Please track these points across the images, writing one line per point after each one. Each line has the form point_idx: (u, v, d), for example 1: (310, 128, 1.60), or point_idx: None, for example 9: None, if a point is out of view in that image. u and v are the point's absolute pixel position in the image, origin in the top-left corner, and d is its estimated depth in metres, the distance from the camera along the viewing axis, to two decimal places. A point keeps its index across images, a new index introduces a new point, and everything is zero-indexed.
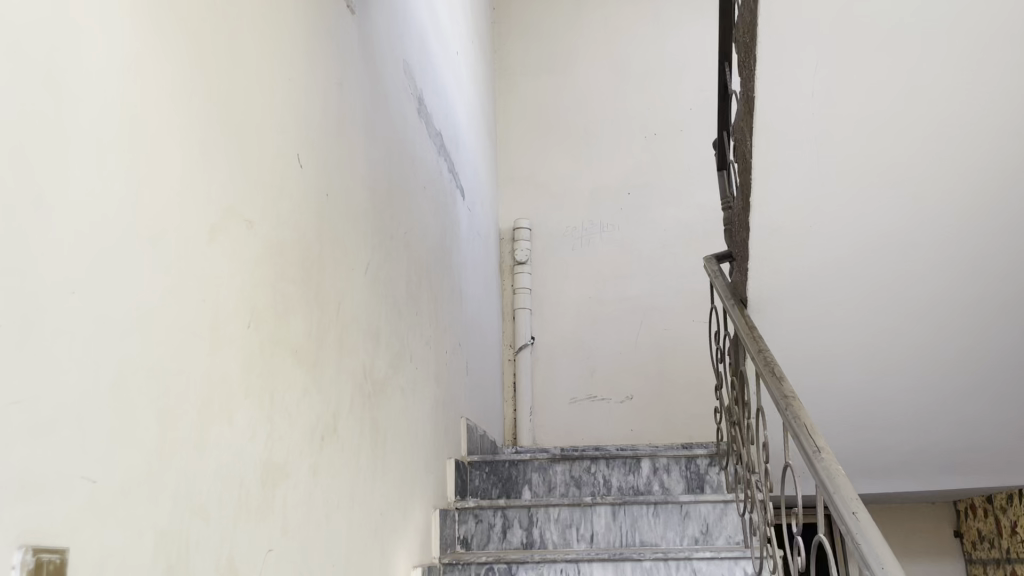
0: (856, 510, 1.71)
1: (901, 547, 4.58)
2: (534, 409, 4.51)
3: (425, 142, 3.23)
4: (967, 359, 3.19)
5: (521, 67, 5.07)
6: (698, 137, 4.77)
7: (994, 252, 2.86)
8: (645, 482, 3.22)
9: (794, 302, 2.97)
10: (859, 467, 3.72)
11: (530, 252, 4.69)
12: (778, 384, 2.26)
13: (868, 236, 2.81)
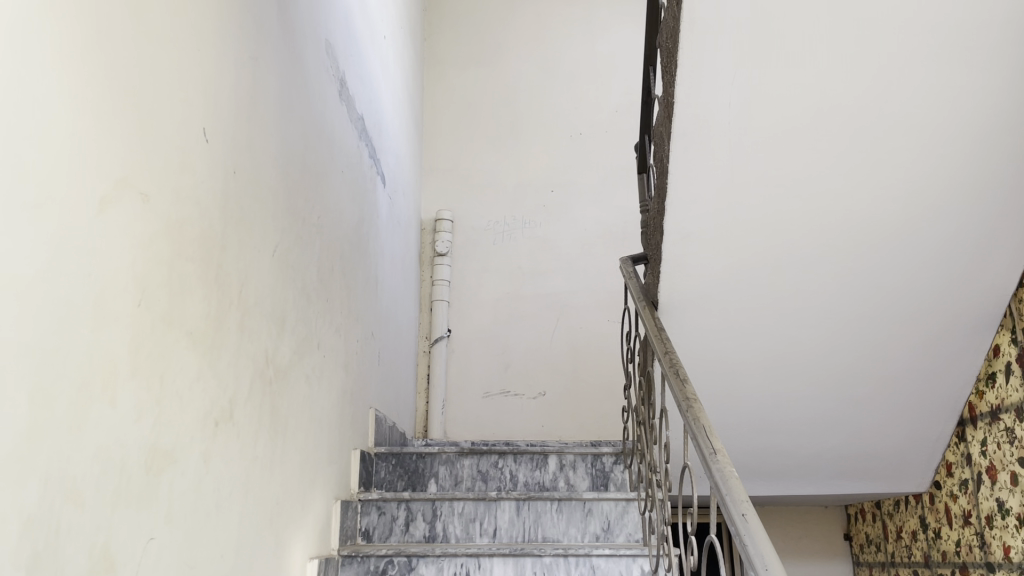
0: (745, 512, 1.74)
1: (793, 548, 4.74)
2: (446, 402, 4.47)
3: (345, 125, 3.16)
4: (864, 369, 3.31)
5: (451, 57, 5.03)
6: (622, 139, 4.83)
7: (897, 271, 2.94)
8: (550, 479, 3.24)
9: (704, 305, 3.04)
10: (759, 468, 3.83)
11: (451, 244, 4.66)
12: (681, 386, 2.29)
13: (778, 249, 2.86)
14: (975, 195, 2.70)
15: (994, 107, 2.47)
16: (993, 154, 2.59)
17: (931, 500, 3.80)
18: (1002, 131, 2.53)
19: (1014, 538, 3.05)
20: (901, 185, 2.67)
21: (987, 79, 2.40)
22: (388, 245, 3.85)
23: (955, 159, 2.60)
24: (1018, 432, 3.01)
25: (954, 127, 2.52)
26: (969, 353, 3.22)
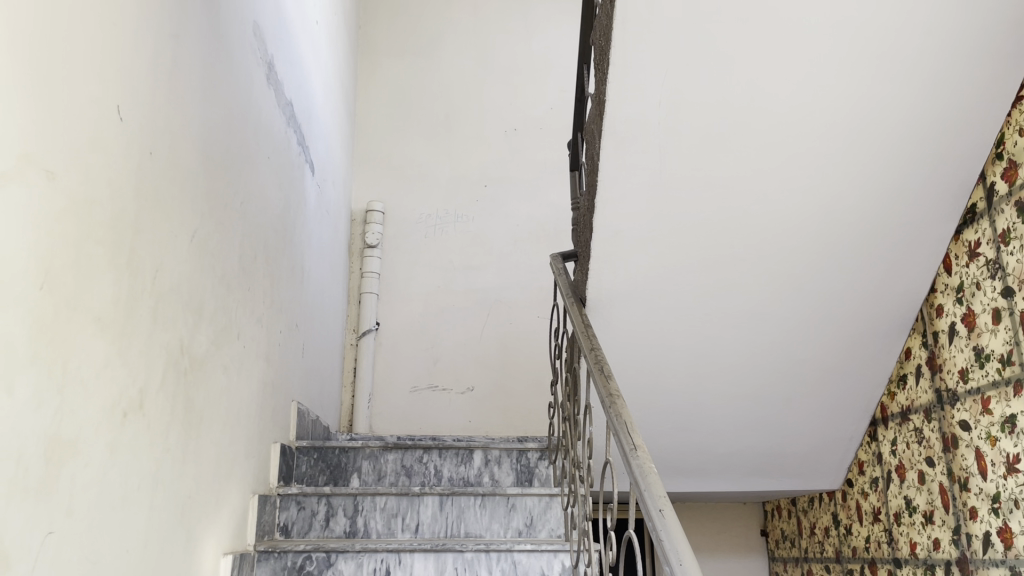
0: (662, 507, 1.75)
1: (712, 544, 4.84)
2: (373, 396, 4.40)
3: (272, 110, 3.08)
4: (783, 370, 3.39)
5: (386, 46, 4.96)
6: (555, 136, 4.85)
7: (818, 274, 3.01)
8: (475, 474, 3.22)
9: (630, 303, 3.06)
10: (680, 466, 3.88)
11: (381, 236, 4.59)
12: (605, 383, 2.31)
13: (703, 249, 2.90)
14: (891, 201, 2.78)
15: (910, 116, 2.55)
16: (909, 160, 2.67)
17: (843, 496, 3.92)
18: (917, 139, 2.61)
19: (920, 535, 3.17)
20: (823, 188, 2.73)
21: (906, 88, 2.47)
22: (316, 235, 3.77)
23: (874, 165, 2.67)
24: (926, 432, 3.13)
25: (874, 134, 2.58)
26: (882, 355, 3.32)
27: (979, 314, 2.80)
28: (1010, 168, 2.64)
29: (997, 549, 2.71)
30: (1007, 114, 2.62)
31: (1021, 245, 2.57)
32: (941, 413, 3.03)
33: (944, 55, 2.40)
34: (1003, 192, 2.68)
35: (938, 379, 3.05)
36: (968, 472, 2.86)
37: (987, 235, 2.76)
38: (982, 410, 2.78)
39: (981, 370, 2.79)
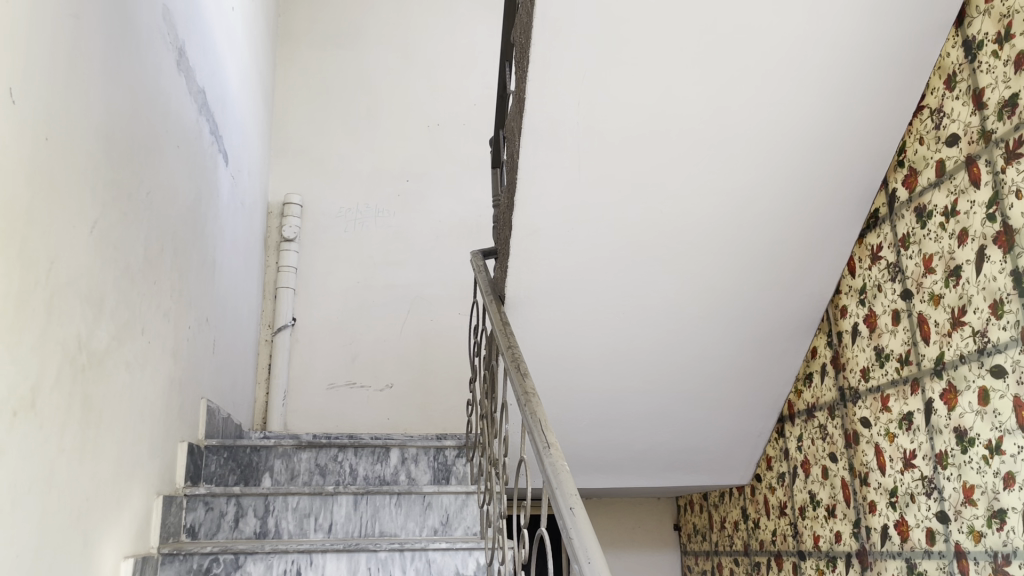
0: (573, 505, 1.76)
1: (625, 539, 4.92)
2: (288, 393, 4.30)
3: (182, 98, 2.97)
4: (698, 368, 3.46)
5: (306, 36, 4.85)
6: (477, 132, 4.83)
7: (730, 275, 3.08)
8: (391, 472, 3.18)
9: (548, 301, 3.07)
10: (596, 462, 3.93)
11: (299, 229, 4.48)
12: (522, 381, 2.31)
13: (619, 248, 2.93)
14: (801, 204, 2.86)
15: (820, 123, 2.63)
16: (817, 166, 2.75)
17: (751, 491, 4.03)
18: (826, 145, 2.70)
19: (823, 528, 3.28)
20: (735, 190, 2.79)
21: (816, 95, 2.54)
22: (229, 228, 3.66)
23: (785, 169, 2.74)
24: (829, 429, 3.24)
25: (786, 139, 2.65)
26: (790, 354, 3.42)
27: (881, 315, 2.91)
28: (910, 174, 2.76)
29: (894, 541, 2.82)
30: (908, 122, 2.72)
31: (919, 250, 2.69)
32: (844, 410, 3.14)
33: (851, 64, 2.48)
34: (904, 198, 2.79)
35: (841, 377, 3.16)
36: (868, 467, 2.97)
37: (889, 239, 2.87)
38: (882, 407, 2.90)
39: (881, 369, 2.91)
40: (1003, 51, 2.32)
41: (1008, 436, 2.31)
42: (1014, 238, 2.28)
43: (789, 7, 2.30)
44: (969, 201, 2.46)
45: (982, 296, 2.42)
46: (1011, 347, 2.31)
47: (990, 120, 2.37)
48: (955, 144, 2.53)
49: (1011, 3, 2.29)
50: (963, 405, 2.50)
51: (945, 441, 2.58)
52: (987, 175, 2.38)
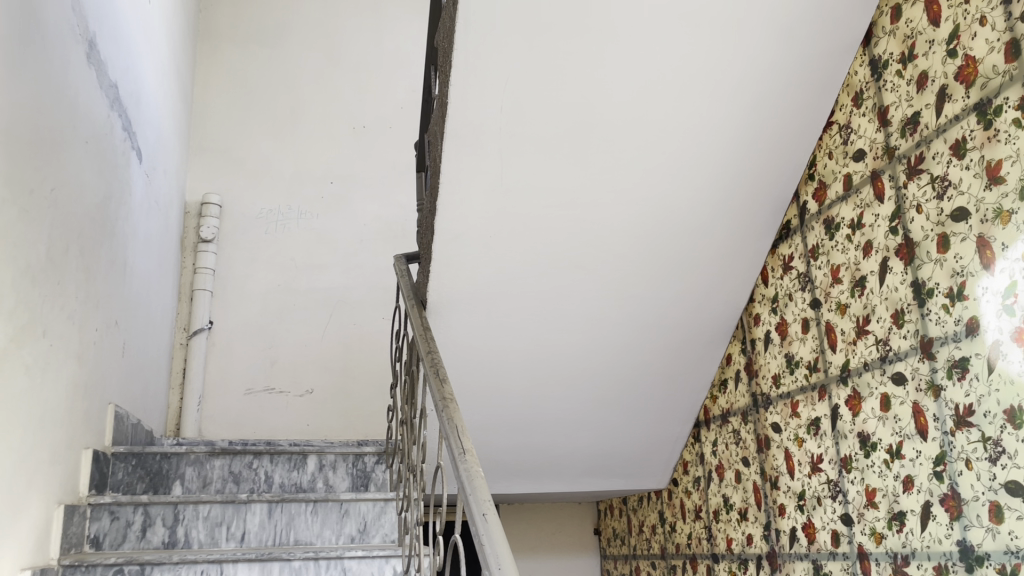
0: (486, 511, 1.75)
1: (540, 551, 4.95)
2: (203, 398, 4.18)
3: (91, 92, 2.86)
4: (617, 374, 3.50)
5: (229, 32, 4.73)
6: (403, 135, 4.79)
7: (650, 282, 3.12)
8: (308, 479, 3.12)
9: (469, 307, 3.07)
10: (517, 467, 3.93)
11: (217, 230, 4.36)
12: (440, 386, 2.30)
13: (540, 256, 2.94)
14: (716, 213, 2.93)
15: (734, 134, 2.70)
16: (732, 177, 2.82)
17: (669, 495, 4.10)
18: (740, 156, 2.77)
19: (736, 531, 3.36)
20: (654, 199, 2.83)
21: (731, 108, 2.61)
22: (142, 228, 3.54)
23: (702, 178, 2.80)
24: (742, 434, 3.32)
25: (704, 150, 2.71)
26: (706, 360, 3.50)
27: (791, 323, 3.00)
28: (819, 188, 2.85)
29: (802, 543, 2.91)
30: (819, 137, 2.81)
31: (828, 260, 2.79)
32: (756, 416, 3.22)
33: (765, 77, 2.56)
34: (814, 211, 2.88)
35: (754, 384, 3.25)
36: (778, 471, 3.06)
37: (799, 250, 2.96)
38: (791, 413, 2.98)
39: (791, 376, 2.99)
40: (907, 71, 2.42)
41: (908, 441, 2.41)
42: (915, 251, 2.39)
43: (706, 22, 2.36)
44: (874, 214, 2.56)
45: (884, 306, 2.52)
46: (911, 355, 2.41)
47: (894, 137, 2.48)
48: (861, 159, 2.63)
49: (914, 25, 2.40)
50: (867, 410, 2.60)
51: (850, 445, 2.67)
52: (890, 190, 2.49)
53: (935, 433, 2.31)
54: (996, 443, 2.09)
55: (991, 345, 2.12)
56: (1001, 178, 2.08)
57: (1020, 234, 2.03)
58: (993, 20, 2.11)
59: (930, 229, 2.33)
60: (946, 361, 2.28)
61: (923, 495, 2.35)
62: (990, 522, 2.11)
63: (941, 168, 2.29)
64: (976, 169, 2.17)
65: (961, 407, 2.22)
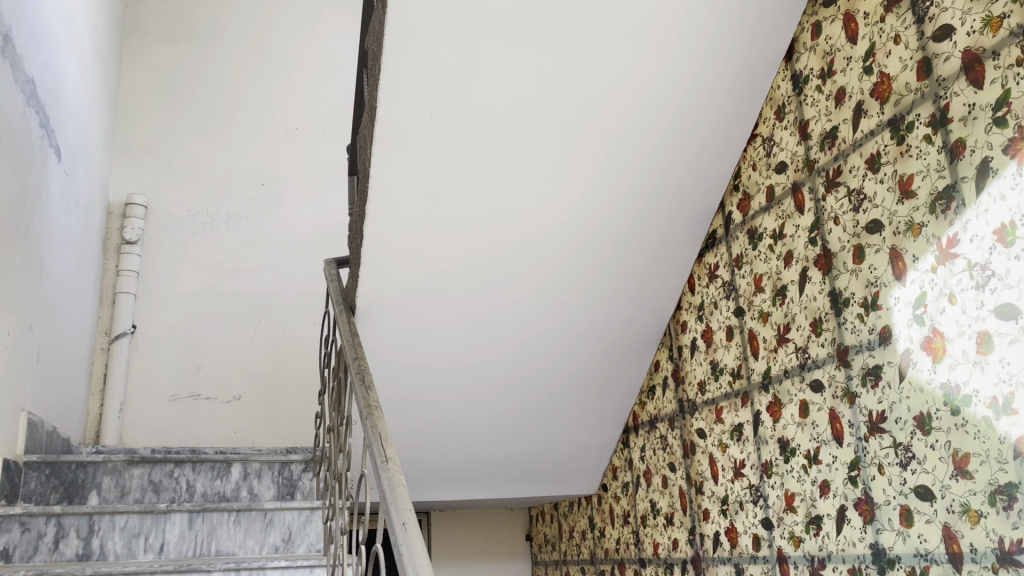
0: (406, 520, 1.72)
1: (471, 557, 4.95)
2: (125, 405, 4.05)
3: (5, 86, 2.75)
4: (548, 380, 3.51)
5: (157, 28, 4.61)
6: (336, 138, 4.74)
7: (580, 289, 3.14)
8: (232, 488, 3.04)
9: (398, 313, 3.04)
10: (448, 474, 3.91)
11: (142, 231, 4.23)
12: (365, 394, 2.26)
13: (469, 263, 2.94)
14: (643, 222, 2.96)
15: (663, 145, 2.74)
16: (661, 185, 2.86)
17: (599, 500, 4.13)
18: (669, 165, 2.81)
19: (662, 535, 3.40)
20: (582, 208, 2.86)
21: (658, 118, 2.65)
22: (62, 230, 3.44)
23: (632, 186, 2.83)
24: (669, 440, 3.37)
25: (632, 160, 2.75)
26: (636, 367, 3.53)
27: (716, 331, 3.05)
28: (743, 199, 2.91)
29: (725, 547, 2.95)
30: (743, 149, 2.88)
31: (751, 269, 2.85)
32: (682, 422, 3.27)
33: (691, 87, 2.60)
34: (738, 221, 2.94)
35: (681, 390, 3.29)
36: (703, 476, 3.11)
37: (724, 259, 3.02)
38: (716, 418, 3.03)
39: (716, 383, 3.05)
40: (826, 86, 2.50)
41: (824, 447, 2.48)
42: (833, 261, 2.46)
43: (635, 32, 2.39)
44: (794, 225, 2.63)
45: (804, 314, 2.58)
46: (828, 363, 2.47)
47: (814, 150, 2.55)
48: (783, 171, 2.70)
49: (833, 42, 2.47)
50: (786, 416, 2.66)
51: (770, 451, 2.73)
52: (810, 201, 2.56)
53: (850, 439, 2.37)
54: (907, 448, 2.17)
55: (902, 353, 2.20)
56: (913, 192, 2.16)
57: (930, 246, 2.11)
58: (907, 39, 2.19)
59: (846, 240, 2.40)
60: (861, 369, 2.34)
61: (838, 499, 2.41)
62: (901, 526, 2.18)
63: (856, 181, 2.36)
64: (889, 183, 2.25)
65: (874, 413, 2.29)
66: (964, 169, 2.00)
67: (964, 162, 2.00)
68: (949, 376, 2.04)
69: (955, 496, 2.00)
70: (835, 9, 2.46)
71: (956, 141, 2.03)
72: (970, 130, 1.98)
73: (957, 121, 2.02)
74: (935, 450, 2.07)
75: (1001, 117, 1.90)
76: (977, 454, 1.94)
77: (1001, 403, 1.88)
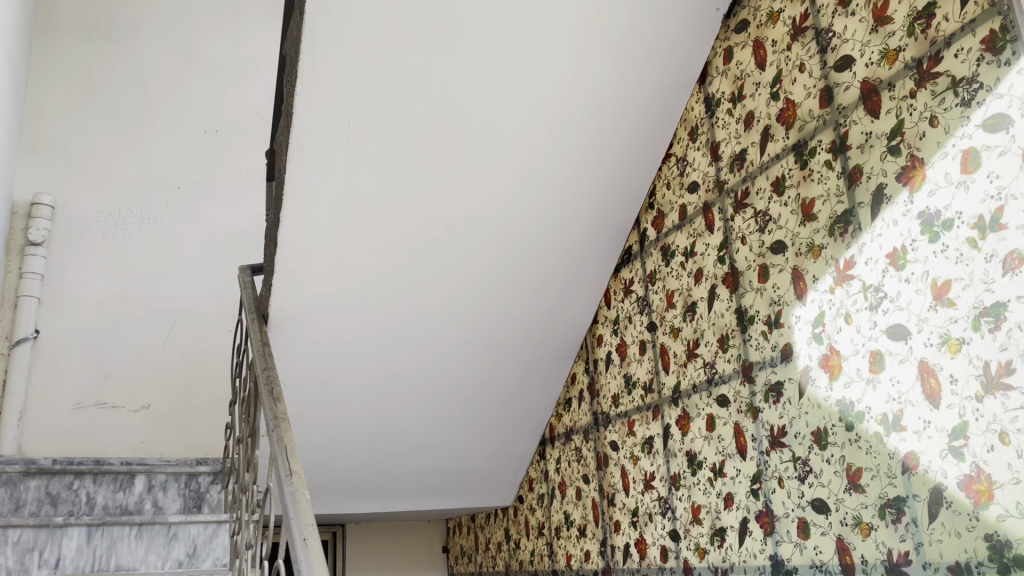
0: (307, 535, 1.67)
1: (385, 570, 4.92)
2: (25, 413, 3.90)
3: None
4: (466, 392, 3.51)
5: (72, 23, 4.45)
6: (255, 143, 4.63)
7: (498, 301, 3.16)
8: (135, 501, 2.75)
9: (312, 324, 3.01)
10: (362, 486, 3.88)
11: (48, 233, 4.07)
12: (273, 406, 2.21)
13: (385, 274, 2.92)
14: (561, 236, 3.00)
15: (579, 160, 2.79)
16: (578, 200, 2.90)
17: (515, 512, 4.15)
18: (585, 180, 2.85)
19: (575, 546, 3.43)
20: (500, 221, 2.87)
21: (577, 135, 2.71)
22: None
23: (550, 199, 2.86)
24: (584, 451, 3.40)
25: (549, 175, 2.79)
26: (552, 379, 3.57)
27: (630, 344, 3.11)
28: (658, 216, 2.97)
29: (634, 558, 2.99)
30: (658, 168, 2.94)
31: (663, 285, 2.91)
32: (596, 434, 3.31)
33: (607, 105, 2.66)
34: (653, 237, 2.99)
35: (596, 403, 3.33)
36: (615, 488, 3.15)
37: (639, 274, 3.07)
38: (628, 431, 3.08)
39: (629, 396, 3.10)
40: (736, 109, 2.57)
41: (729, 460, 2.54)
42: (739, 279, 2.53)
43: (551, 47, 2.44)
44: (705, 243, 2.70)
45: (712, 330, 2.65)
46: (734, 378, 2.54)
47: (724, 171, 2.62)
48: (695, 191, 2.76)
49: (743, 67, 2.55)
50: (694, 430, 2.71)
51: (679, 463, 2.78)
52: (720, 221, 2.63)
53: (753, 453, 2.44)
54: (804, 462, 2.24)
55: (802, 370, 2.27)
56: (814, 216, 2.24)
57: (829, 267, 2.19)
58: (811, 67, 2.27)
59: (752, 259, 2.48)
60: (764, 385, 2.41)
61: (741, 512, 2.47)
62: (798, 538, 2.25)
63: (762, 203, 2.44)
64: (793, 206, 2.32)
65: (776, 428, 2.36)
66: (860, 195, 2.09)
67: (861, 188, 2.09)
68: (845, 394, 2.11)
69: (849, 509, 2.08)
70: (745, 35, 2.54)
71: (854, 167, 2.11)
72: (867, 157, 2.07)
73: (855, 148, 2.11)
74: (831, 465, 2.15)
75: (896, 145, 1.98)
76: (869, 469, 2.02)
77: (891, 419, 1.96)
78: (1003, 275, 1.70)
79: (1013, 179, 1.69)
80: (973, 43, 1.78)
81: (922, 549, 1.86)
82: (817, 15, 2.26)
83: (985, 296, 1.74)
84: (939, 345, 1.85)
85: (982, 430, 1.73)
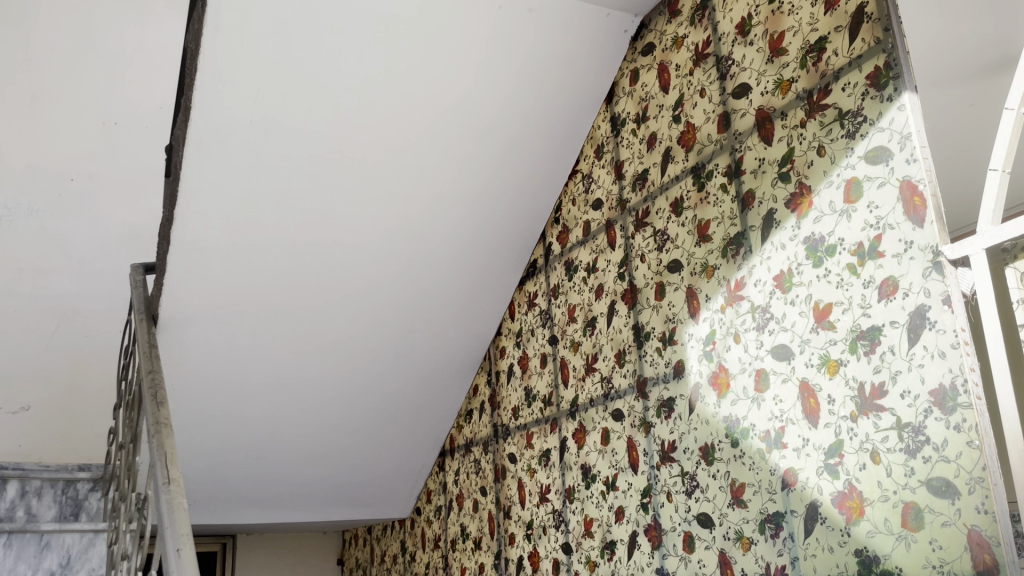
0: (181, 546, 1.59)
1: None
2: None
3: None
4: (366, 400, 3.46)
5: None
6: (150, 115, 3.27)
7: (402, 309, 3.13)
8: (6, 509, 2.49)
9: (204, 327, 2.91)
10: (255, 496, 3.77)
11: None
12: (156, 411, 2.11)
13: (282, 279, 2.86)
14: (466, 247, 3.00)
15: (485, 172, 2.80)
16: (484, 210, 2.91)
17: (411, 524, 4.11)
18: (492, 190, 2.86)
19: (469, 559, 3.42)
20: (402, 229, 2.85)
21: (483, 147, 2.72)
22: None
23: (456, 209, 2.86)
24: (482, 464, 3.40)
25: (456, 185, 2.79)
26: (454, 390, 3.55)
27: (532, 357, 3.12)
28: (563, 231, 3.00)
29: (527, 571, 3.00)
30: (565, 184, 2.97)
31: (565, 299, 2.94)
32: (495, 446, 3.32)
33: (514, 119, 2.69)
34: (557, 252, 3.02)
35: (496, 415, 3.33)
36: (511, 501, 3.16)
37: (542, 288, 3.10)
38: (526, 443, 3.10)
39: (528, 409, 3.11)
40: (640, 130, 2.63)
41: (621, 474, 2.58)
42: (637, 296, 2.58)
43: (457, 57, 2.47)
44: (606, 259, 2.74)
45: (610, 345, 2.69)
46: (628, 394, 2.58)
47: (626, 190, 2.67)
48: (598, 208, 2.80)
49: (648, 89, 2.60)
50: (589, 443, 2.74)
51: (574, 476, 2.80)
52: (621, 238, 2.67)
53: (644, 467, 2.48)
54: (692, 477, 2.28)
55: (692, 387, 2.32)
56: (709, 237, 2.30)
57: (721, 287, 2.25)
58: (711, 93, 2.34)
59: (650, 277, 2.53)
60: (657, 400, 2.46)
61: (630, 525, 2.51)
62: (683, 551, 2.30)
63: (661, 222, 2.49)
64: (689, 227, 2.38)
65: (666, 443, 2.40)
66: (752, 219, 2.16)
67: (753, 212, 2.15)
68: (731, 411, 2.17)
69: (731, 524, 2.13)
70: (651, 58, 2.60)
71: (747, 192, 2.18)
72: (759, 183, 2.14)
73: (748, 173, 2.18)
74: (716, 480, 2.20)
75: (786, 172, 2.06)
76: (751, 485, 2.07)
77: (773, 436, 2.03)
78: (879, 301, 1.78)
79: (890, 210, 1.78)
80: (859, 78, 1.87)
81: (797, 563, 1.91)
82: (719, 42, 2.32)
83: (862, 320, 1.82)
84: (818, 366, 1.92)
85: (856, 448, 1.80)
